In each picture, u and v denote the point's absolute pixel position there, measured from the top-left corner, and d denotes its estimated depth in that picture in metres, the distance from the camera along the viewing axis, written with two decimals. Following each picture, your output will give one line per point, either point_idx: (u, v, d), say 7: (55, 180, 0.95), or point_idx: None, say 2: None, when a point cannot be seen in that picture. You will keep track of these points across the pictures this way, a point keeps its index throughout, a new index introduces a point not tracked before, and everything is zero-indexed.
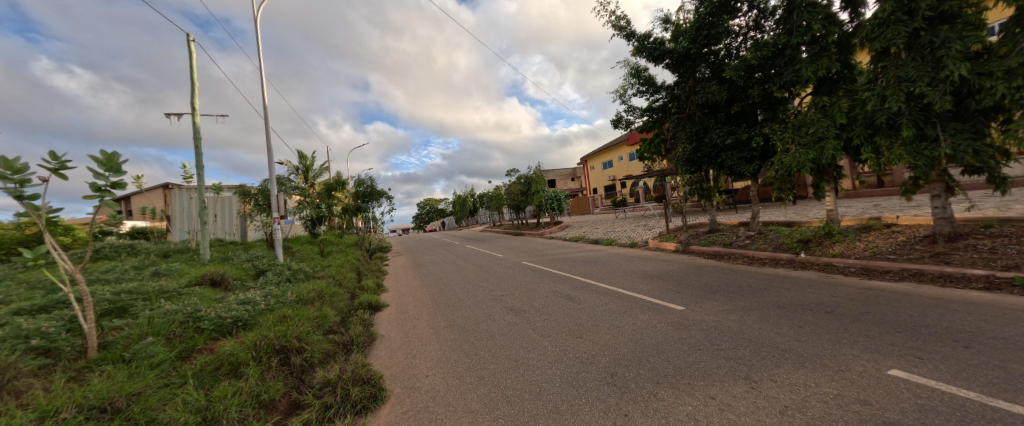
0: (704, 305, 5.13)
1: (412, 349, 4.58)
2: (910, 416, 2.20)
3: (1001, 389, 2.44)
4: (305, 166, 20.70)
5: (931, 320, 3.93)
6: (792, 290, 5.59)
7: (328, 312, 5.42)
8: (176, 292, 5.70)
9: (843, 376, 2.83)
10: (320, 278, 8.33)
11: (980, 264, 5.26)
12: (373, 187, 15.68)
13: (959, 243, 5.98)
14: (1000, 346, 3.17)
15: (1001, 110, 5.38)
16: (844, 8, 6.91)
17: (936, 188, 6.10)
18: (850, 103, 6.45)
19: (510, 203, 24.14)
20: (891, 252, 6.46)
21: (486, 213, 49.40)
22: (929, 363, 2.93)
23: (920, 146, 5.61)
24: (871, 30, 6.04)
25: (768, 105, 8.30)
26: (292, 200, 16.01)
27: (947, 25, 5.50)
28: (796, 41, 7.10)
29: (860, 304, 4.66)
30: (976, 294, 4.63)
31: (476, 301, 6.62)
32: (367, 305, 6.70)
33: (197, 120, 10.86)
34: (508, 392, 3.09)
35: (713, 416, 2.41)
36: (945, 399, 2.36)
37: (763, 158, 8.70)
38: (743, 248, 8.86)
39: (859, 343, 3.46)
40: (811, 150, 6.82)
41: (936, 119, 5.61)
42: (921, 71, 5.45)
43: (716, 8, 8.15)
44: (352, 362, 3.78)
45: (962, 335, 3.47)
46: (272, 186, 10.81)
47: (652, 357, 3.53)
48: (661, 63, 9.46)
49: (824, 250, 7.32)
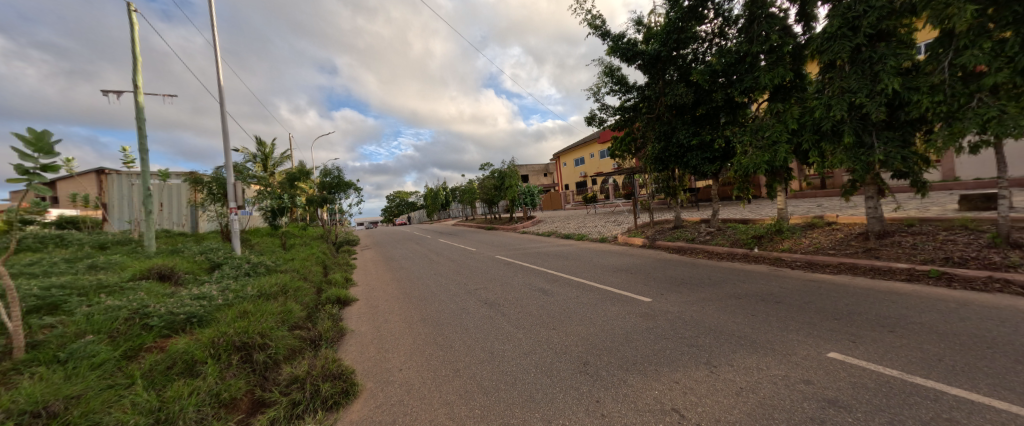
0: (669, 297, 5.42)
1: (383, 343, 4.50)
2: (844, 393, 2.48)
3: (918, 366, 2.81)
4: (264, 155, 19.48)
5: (864, 307, 4.41)
6: (747, 282, 6.04)
7: (292, 307, 5.20)
8: (119, 286, 5.23)
9: (790, 359, 3.12)
10: (283, 271, 7.96)
11: (903, 258, 5.93)
12: (341, 178, 15.01)
13: (887, 239, 6.71)
14: (917, 329, 3.62)
15: (925, 122, 6.05)
16: (798, 21, 7.43)
17: (869, 190, 6.78)
18: (801, 110, 6.97)
19: (483, 197, 23.97)
20: (831, 247, 7.12)
21: (458, 207, 48.79)
22: (860, 346, 3.29)
23: (858, 152, 6.23)
24: (821, 44, 6.56)
25: (730, 109, 8.81)
26: (251, 190, 15.08)
27: (884, 42, 6.09)
28: (755, 50, 7.54)
29: (805, 294, 5.14)
30: (901, 285, 5.23)
31: (449, 295, 6.59)
32: (335, 300, 6.49)
33: (140, 100, 9.91)
34: (484, 383, 3.14)
35: (677, 399, 2.59)
36: (874, 377, 2.68)
37: (724, 159, 9.23)
38: (703, 243, 9.39)
39: (803, 329, 3.82)
40: (767, 153, 7.29)
41: (872, 127, 6.24)
42: (861, 84, 6.02)
43: (685, 13, 8.49)
44: (322, 357, 3.68)
45: (888, 321, 3.92)
46: (227, 174, 10.02)
47: (621, 346, 3.70)
48: (634, 63, 9.70)
49: (774, 245, 7.93)
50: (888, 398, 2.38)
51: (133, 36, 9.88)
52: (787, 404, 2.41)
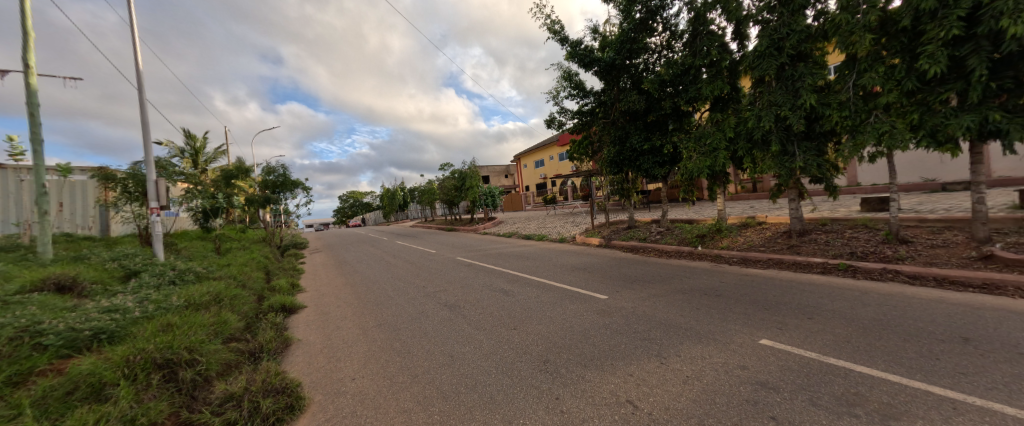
0: (624, 294, 5.69)
1: (335, 352, 4.25)
2: (773, 375, 2.77)
3: (832, 348, 3.22)
4: (194, 149, 17.53)
5: (790, 298, 4.96)
6: (692, 278, 6.52)
7: (228, 317, 4.73)
8: (3, 301, 4.42)
9: (728, 347, 3.42)
10: (217, 279, 7.21)
11: (819, 253, 6.75)
12: (286, 176, 13.92)
13: (806, 237, 7.59)
14: (830, 316, 4.14)
15: (834, 134, 6.92)
16: (734, 39, 8.15)
17: (792, 193, 7.62)
18: (737, 120, 7.66)
19: (443, 198, 23.49)
20: (762, 245, 7.91)
21: (415, 208, 47.40)
22: (787, 332, 3.70)
23: (783, 159, 6.99)
24: (752, 60, 7.26)
25: (676, 117, 9.45)
26: (177, 188, 13.50)
27: (803, 62, 6.88)
28: (698, 63, 8.17)
29: (741, 288, 5.66)
30: (818, 277, 5.94)
31: (407, 298, 6.39)
32: (279, 308, 6.00)
33: (33, 82, 8.47)
34: (443, 388, 3.09)
35: (632, 391, 2.73)
36: (797, 360, 3.03)
37: (672, 163, 9.87)
38: (654, 242, 9.97)
39: (740, 319, 4.21)
40: (708, 158, 7.92)
41: (793, 138, 7.02)
42: (785, 98, 6.76)
43: (637, 25, 8.98)
44: (262, 371, 3.39)
45: (808, 309, 4.45)
46: (148, 171, 8.87)
47: (580, 343, 3.83)
48: (590, 70, 10.07)
49: (715, 243, 8.64)
50: (807, 377, 2.71)
51: (25, 6, 8.43)
52: (726, 389, 2.64)
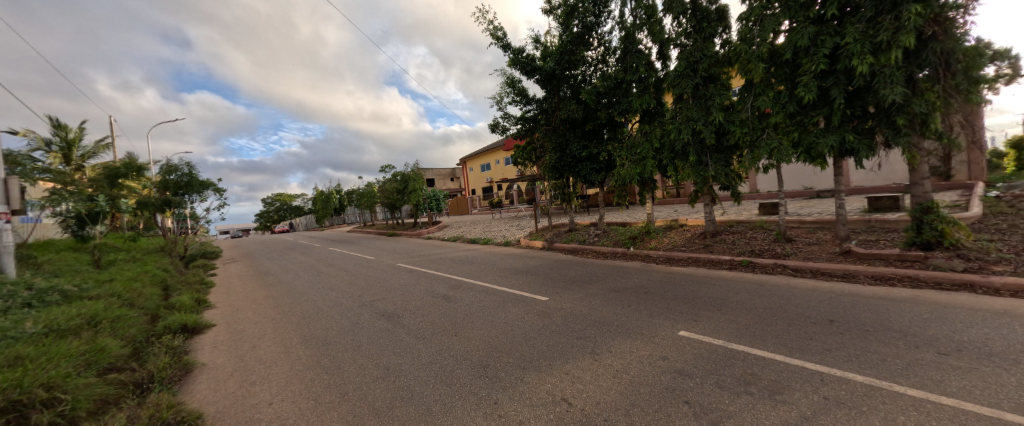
0: (563, 295, 5.94)
1: (252, 374, 3.82)
2: (688, 363, 3.10)
3: (735, 335, 3.69)
4: (66, 142, 14.52)
5: (705, 292, 5.58)
6: (625, 277, 7.03)
7: (107, 344, 3.98)
8: None
9: (653, 340, 3.75)
10: (95, 298, 6.02)
11: (727, 252, 7.71)
12: (193, 176, 12.13)
13: (717, 237, 8.60)
14: (736, 306, 4.74)
15: (738, 148, 7.97)
16: (659, 58, 8.98)
17: (705, 199, 8.61)
18: (661, 132, 8.45)
19: (385, 202, 22.34)
20: (682, 245, 8.79)
21: (353, 212, 44.44)
22: (701, 323, 4.16)
23: (699, 168, 7.88)
24: (673, 79, 8.06)
25: (611, 127, 10.15)
26: (40, 189, 11.06)
27: (713, 84, 7.83)
28: (628, 79, 8.85)
29: (666, 285, 6.23)
30: (727, 272, 6.78)
31: (340, 309, 5.97)
32: (179, 328, 5.21)
33: None
34: (376, 403, 2.94)
35: (567, 389, 2.86)
36: (707, 347, 3.43)
37: (608, 170, 10.55)
38: (591, 244, 10.56)
39: (665, 314, 4.64)
40: (638, 166, 8.62)
41: (706, 150, 7.95)
42: (699, 115, 7.63)
43: (575, 38, 9.48)
44: (150, 406, 2.91)
45: (719, 301, 5.05)
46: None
47: (520, 346, 3.91)
48: (532, 77, 10.37)
49: (643, 244, 9.41)
50: (714, 363, 3.07)
51: None
52: (648, 379, 2.89)
